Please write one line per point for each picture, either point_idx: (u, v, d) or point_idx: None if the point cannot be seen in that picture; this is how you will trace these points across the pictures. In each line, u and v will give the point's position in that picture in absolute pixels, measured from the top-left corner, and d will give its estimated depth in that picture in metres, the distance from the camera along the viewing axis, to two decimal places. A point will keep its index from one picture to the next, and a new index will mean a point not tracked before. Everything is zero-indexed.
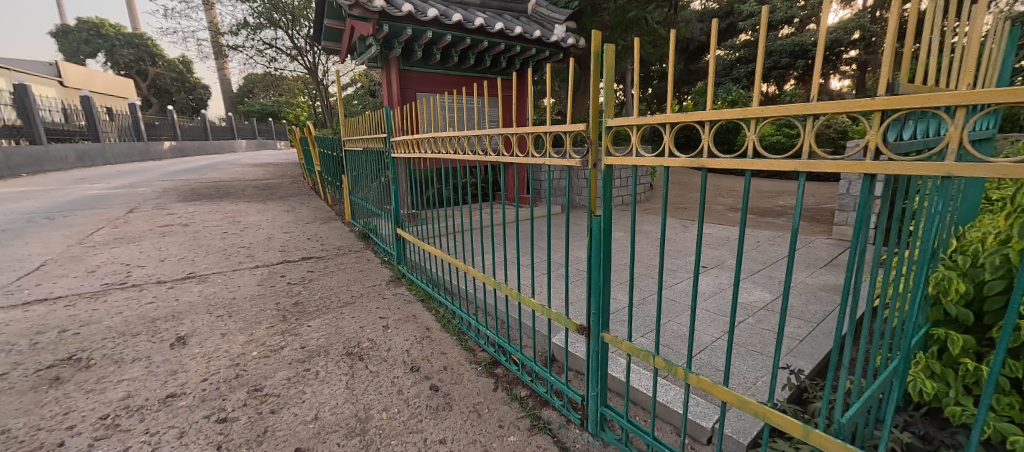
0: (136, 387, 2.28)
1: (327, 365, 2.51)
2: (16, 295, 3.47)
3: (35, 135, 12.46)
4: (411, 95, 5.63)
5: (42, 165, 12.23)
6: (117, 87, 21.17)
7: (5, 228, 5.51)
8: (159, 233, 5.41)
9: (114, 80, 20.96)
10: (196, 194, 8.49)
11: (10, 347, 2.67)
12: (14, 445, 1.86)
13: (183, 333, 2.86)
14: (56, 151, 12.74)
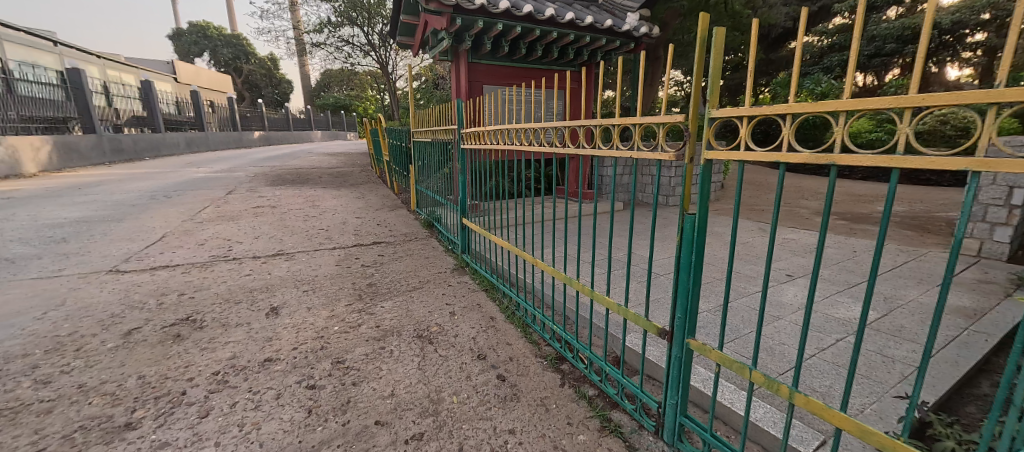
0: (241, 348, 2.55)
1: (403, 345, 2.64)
2: (145, 260, 4.03)
3: (155, 124, 14.44)
4: (478, 88, 5.68)
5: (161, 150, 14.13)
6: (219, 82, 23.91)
7: (134, 203, 6.43)
8: (253, 213, 6.00)
9: (216, 76, 23.57)
10: (282, 179, 9.32)
11: (142, 305, 3.09)
12: (150, 389, 2.16)
13: (275, 304, 3.15)
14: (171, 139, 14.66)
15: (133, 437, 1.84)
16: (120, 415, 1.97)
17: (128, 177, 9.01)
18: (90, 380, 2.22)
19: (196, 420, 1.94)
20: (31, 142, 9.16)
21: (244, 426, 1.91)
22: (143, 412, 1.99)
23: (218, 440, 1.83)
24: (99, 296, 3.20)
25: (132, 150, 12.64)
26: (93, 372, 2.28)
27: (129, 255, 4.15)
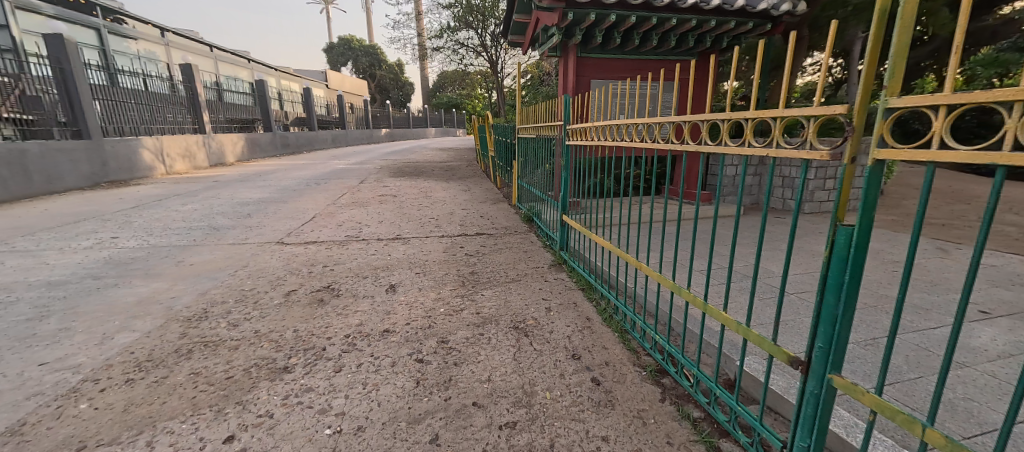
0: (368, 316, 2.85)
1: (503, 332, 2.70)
2: (302, 235, 4.77)
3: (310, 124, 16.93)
4: (585, 83, 5.52)
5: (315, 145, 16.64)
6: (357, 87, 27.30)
7: (293, 188, 7.67)
8: (379, 201, 6.68)
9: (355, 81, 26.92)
10: (401, 171, 10.28)
11: (297, 272, 3.63)
12: (301, 342, 2.52)
13: (393, 282, 3.47)
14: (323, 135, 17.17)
15: (288, 379, 2.16)
16: (279, 359, 2.33)
17: (290, 167, 10.76)
18: (261, 328, 2.67)
19: (331, 373, 2.22)
20: (230, 138, 11.45)
21: (366, 386, 2.13)
22: (296, 359, 2.34)
23: (347, 393, 2.07)
24: (269, 262, 3.83)
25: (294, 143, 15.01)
26: (264, 322, 2.75)
27: (291, 230, 4.95)
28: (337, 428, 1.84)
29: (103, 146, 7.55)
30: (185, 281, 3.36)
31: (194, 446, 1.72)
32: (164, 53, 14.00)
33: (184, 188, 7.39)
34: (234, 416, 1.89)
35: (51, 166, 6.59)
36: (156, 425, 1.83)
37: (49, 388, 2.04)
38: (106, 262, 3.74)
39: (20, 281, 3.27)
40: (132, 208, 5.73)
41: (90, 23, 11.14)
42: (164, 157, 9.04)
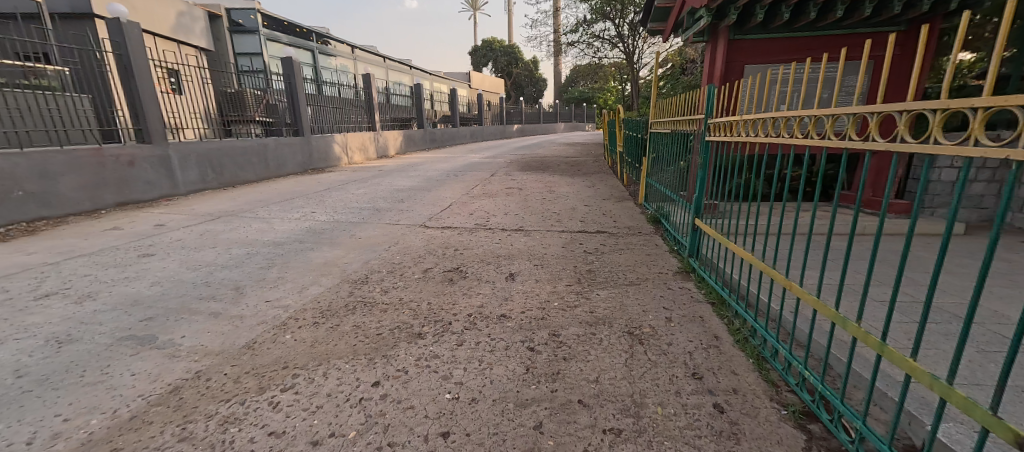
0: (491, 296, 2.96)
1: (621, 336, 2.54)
2: (439, 219, 5.17)
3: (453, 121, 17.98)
4: (737, 69, 4.88)
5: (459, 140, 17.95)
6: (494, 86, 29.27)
7: (433, 177, 8.44)
8: (507, 194, 6.82)
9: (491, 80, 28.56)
10: (529, 165, 10.54)
11: (434, 253, 3.85)
12: (434, 314, 2.72)
13: (512, 271, 3.54)
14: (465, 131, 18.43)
15: (421, 343, 2.36)
16: (415, 325, 2.56)
17: (435, 159, 11.80)
18: (403, 297, 2.94)
19: (454, 345, 2.36)
20: (393, 135, 13.02)
21: (483, 363, 2.21)
22: (427, 328, 2.54)
23: (466, 366, 2.17)
24: (414, 242, 4.15)
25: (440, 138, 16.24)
26: (406, 291, 3.02)
27: (435, 215, 5.32)
28: (457, 396, 1.94)
29: (312, 142, 9.37)
30: (356, 251, 3.89)
31: (351, 385, 1.99)
32: (352, 66, 16.58)
33: (358, 175, 8.74)
34: (380, 366, 2.14)
35: (278, 156, 8.40)
36: (328, 361, 2.18)
37: (267, 321, 2.59)
38: (307, 230, 4.59)
39: (256, 240, 4.23)
40: (324, 190, 6.97)
41: (306, 46, 14.01)
42: (348, 150, 10.76)
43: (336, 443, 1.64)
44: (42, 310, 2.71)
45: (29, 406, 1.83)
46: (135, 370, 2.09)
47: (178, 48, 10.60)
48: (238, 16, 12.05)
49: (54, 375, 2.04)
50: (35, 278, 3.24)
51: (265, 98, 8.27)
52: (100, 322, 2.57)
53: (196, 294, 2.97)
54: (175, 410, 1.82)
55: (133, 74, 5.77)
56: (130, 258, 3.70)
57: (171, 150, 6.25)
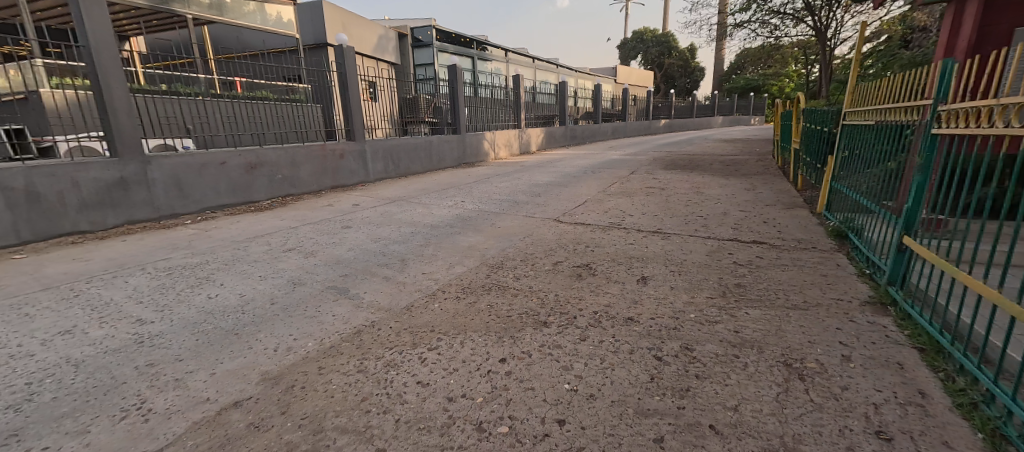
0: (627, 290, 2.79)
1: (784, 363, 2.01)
2: (572, 215, 5.05)
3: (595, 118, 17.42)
4: (1005, 32, 3.78)
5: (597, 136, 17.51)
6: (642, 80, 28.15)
7: (571, 174, 8.34)
8: (648, 193, 6.30)
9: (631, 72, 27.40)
10: (675, 164, 9.63)
11: (565, 247, 3.78)
12: (560, 305, 2.62)
13: (645, 275, 3.18)
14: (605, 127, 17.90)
15: (545, 332, 2.29)
16: (542, 313, 2.51)
17: (576, 156, 11.71)
18: (534, 285, 2.95)
19: (578, 339, 2.19)
20: (536, 132, 13.39)
21: (605, 362, 1.99)
22: (552, 317, 2.46)
23: (587, 361, 2.00)
24: (547, 235, 4.19)
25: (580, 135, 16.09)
26: (536, 281, 3.02)
27: (565, 211, 5.28)
28: (575, 387, 1.82)
29: (467, 139, 10.25)
30: (495, 238, 4.13)
31: (481, 357, 2.07)
32: (504, 69, 17.53)
33: (502, 170, 9.25)
34: (508, 346, 2.17)
35: (438, 152, 9.41)
36: (465, 332, 2.32)
37: (422, 289, 2.93)
38: (456, 217, 5.05)
39: (416, 222, 4.79)
40: (473, 183, 7.56)
41: (468, 53, 15.40)
42: (495, 146, 11.45)
43: (465, 405, 1.74)
44: (275, 261, 3.56)
45: (278, 325, 2.45)
46: (336, 312, 2.60)
47: (375, 63, 13.10)
48: (419, 33, 14.19)
49: (292, 306, 2.69)
50: (269, 237, 4.28)
51: (434, 102, 9.32)
52: (309, 273, 3.27)
53: (374, 261, 3.52)
54: (359, 346, 2.20)
55: (348, 85, 7.04)
56: (328, 228, 4.59)
57: (368, 146, 7.57)
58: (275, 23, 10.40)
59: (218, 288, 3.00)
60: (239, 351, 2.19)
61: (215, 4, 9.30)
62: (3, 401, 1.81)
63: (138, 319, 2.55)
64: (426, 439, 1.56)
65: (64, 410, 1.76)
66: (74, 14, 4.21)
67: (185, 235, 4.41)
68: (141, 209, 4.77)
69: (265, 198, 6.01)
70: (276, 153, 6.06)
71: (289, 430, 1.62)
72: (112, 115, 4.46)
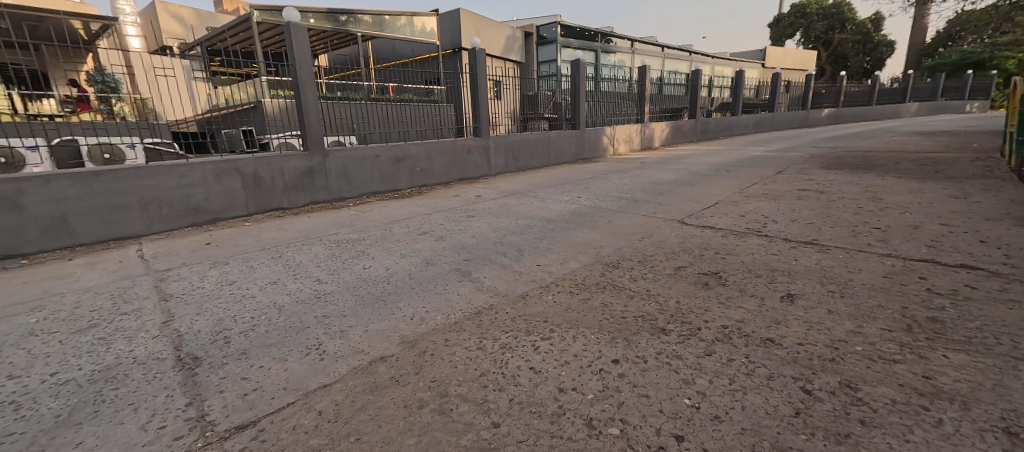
0: (767, 303, 2.46)
1: (1008, 420, 1.47)
2: (700, 218, 4.52)
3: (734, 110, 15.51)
4: None
5: (734, 130, 15.44)
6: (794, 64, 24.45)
7: (702, 172, 7.49)
8: (799, 194, 5.36)
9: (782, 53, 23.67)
10: (841, 163, 7.91)
11: (690, 252, 3.45)
12: (683, 313, 2.40)
13: (793, 292, 2.59)
14: (745, 119, 15.71)
15: (664, 340, 2.13)
16: (661, 319, 2.34)
17: (708, 152, 10.62)
18: (653, 288, 2.77)
19: (702, 353, 1.99)
20: (660, 126, 12.53)
21: (734, 383, 1.76)
22: (673, 325, 2.27)
23: (712, 379, 1.80)
24: (669, 237, 3.89)
25: (714, 129, 14.51)
26: (656, 285, 2.83)
27: (691, 212, 4.77)
28: (697, 404, 1.65)
29: (586, 134, 10.06)
30: (611, 236, 4.00)
31: (593, 354, 2.03)
32: (630, 60, 16.73)
33: (622, 167, 8.88)
34: (622, 347, 2.08)
35: (557, 148, 9.42)
36: (577, 328, 2.29)
37: (538, 280, 2.99)
38: (571, 212, 5.02)
39: (533, 216, 4.88)
40: (590, 179, 7.41)
41: (592, 46, 15.14)
42: (615, 141, 11.03)
43: (577, 398, 1.72)
44: (411, 242, 4.00)
45: (413, 297, 2.76)
46: (460, 292, 2.81)
47: (503, 63, 13.74)
48: (544, 31, 14.37)
49: (424, 282, 2.99)
50: (406, 221, 4.81)
51: (554, 98, 9.40)
52: (439, 255, 3.59)
53: (494, 249, 3.70)
54: (479, 326, 2.34)
55: (478, 85, 7.48)
56: (454, 216, 4.98)
57: (490, 142, 7.96)
58: (420, 33, 11.56)
59: (369, 261, 3.49)
60: (385, 315, 2.52)
61: (378, 21, 10.70)
62: (237, 327, 2.40)
63: (315, 279, 3.11)
64: (538, 424, 1.59)
65: (273, 341, 2.25)
66: (286, 40, 5.27)
67: (346, 215, 5.23)
68: (321, 193, 5.81)
69: (406, 187, 6.78)
70: (416, 148, 6.78)
71: (420, 389, 1.81)
72: (305, 119, 5.47)
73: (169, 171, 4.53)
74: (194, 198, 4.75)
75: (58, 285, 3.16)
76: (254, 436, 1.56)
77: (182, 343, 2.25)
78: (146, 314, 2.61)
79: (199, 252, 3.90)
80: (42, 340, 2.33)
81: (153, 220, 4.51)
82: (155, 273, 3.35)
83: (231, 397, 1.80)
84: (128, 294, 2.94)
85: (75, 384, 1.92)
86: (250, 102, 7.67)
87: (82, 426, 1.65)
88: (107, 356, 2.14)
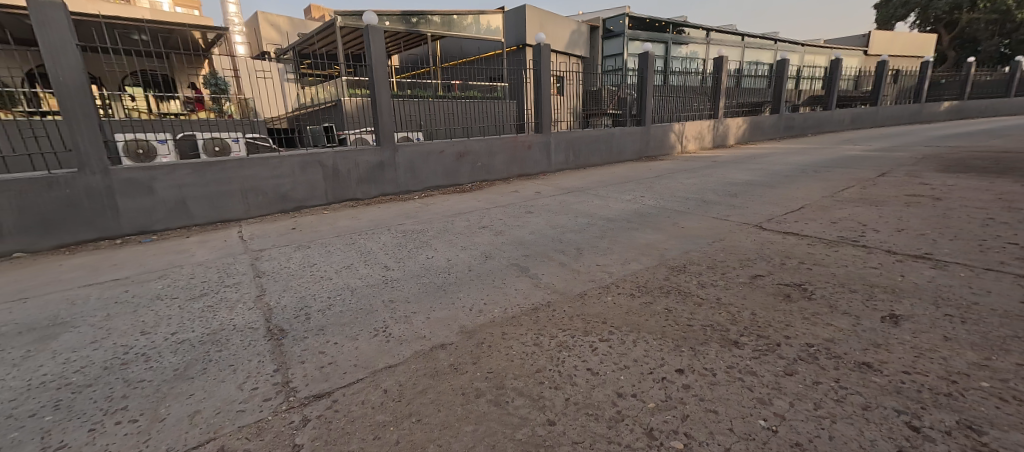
0: (863, 322, 2.19)
1: None
2: (781, 223, 4.12)
3: (828, 104, 13.89)
4: None
5: (826, 127, 13.90)
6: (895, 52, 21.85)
7: (786, 173, 6.83)
8: (905, 201, 4.67)
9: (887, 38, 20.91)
10: (964, 165, 6.78)
11: (768, 260, 3.17)
12: (758, 326, 2.21)
13: (896, 312, 2.27)
14: (840, 115, 14.08)
15: (736, 353, 1.97)
16: (733, 330, 2.17)
17: (793, 151, 9.65)
18: (723, 297, 2.57)
19: (781, 372, 1.81)
20: (736, 122, 11.61)
21: (820, 409, 1.58)
22: (748, 339, 2.09)
23: (792, 401, 1.63)
24: (743, 242, 3.60)
25: (800, 126, 13.14)
26: (727, 293, 2.63)
27: (770, 217, 4.38)
28: (773, 427, 1.50)
29: (651, 131, 9.62)
30: (677, 239, 3.78)
31: (656, 361, 1.93)
32: (704, 51, 15.67)
33: (691, 165, 8.37)
34: (688, 357, 1.96)
35: (621, 144, 9.10)
36: (638, 332, 2.19)
37: (597, 280, 2.91)
38: (634, 212, 4.82)
39: (593, 214, 4.76)
40: (655, 177, 7.07)
41: (662, 38, 14.41)
42: (683, 138, 10.41)
43: (637, 405, 1.65)
44: (472, 235, 4.08)
45: (472, 288, 2.82)
46: (517, 287, 2.82)
47: (567, 58, 13.56)
48: (611, 24, 13.90)
49: (483, 275, 3.04)
50: (467, 215, 4.92)
51: (618, 93, 9.08)
52: (498, 249, 3.63)
53: (552, 246, 3.66)
54: (536, 322, 2.33)
55: (542, 81, 7.42)
56: (514, 211, 5.01)
57: (553, 138, 7.88)
58: (485, 31, 11.77)
59: (432, 251, 3.62)
60: (445, 304, 2.59)
61: (446, 21, 11.09)
62: (316, 305, 2.61)
63: (383, 265, 3.29)
64: (594, 426, 1.55)
65: (346, 320, 2.41)
66: (366, 44, 5.55)
67: (412, 207, 5.47)
68: (391, 185, 6.12)
69: (468, 181, 6.94)
70: (479, 143, 6.90)
71: (478, 379, 1.84)
72: (379, 115, 5.78)
73: (265, 162, 5.04)
74: (284, 186, 5.24)
75: (177, 258, 3.65)
76: (328, 406, 1.68)
77: (272, 315, 2.48)
78: (243, 288, 2.92)
79: (286, 235, 4.29)
80: (165, 304, 2.69)
81: (251, 205, 5.05)
82: (251, 252, 3.74)
83: (311, 368, 1.95)
84: (230, 269, 3.32)
85: (189, 344, 2.20)
86: (332, 100, 8.32)
87: (194, 381, 1.88)
88: (213, 322, 2.43)
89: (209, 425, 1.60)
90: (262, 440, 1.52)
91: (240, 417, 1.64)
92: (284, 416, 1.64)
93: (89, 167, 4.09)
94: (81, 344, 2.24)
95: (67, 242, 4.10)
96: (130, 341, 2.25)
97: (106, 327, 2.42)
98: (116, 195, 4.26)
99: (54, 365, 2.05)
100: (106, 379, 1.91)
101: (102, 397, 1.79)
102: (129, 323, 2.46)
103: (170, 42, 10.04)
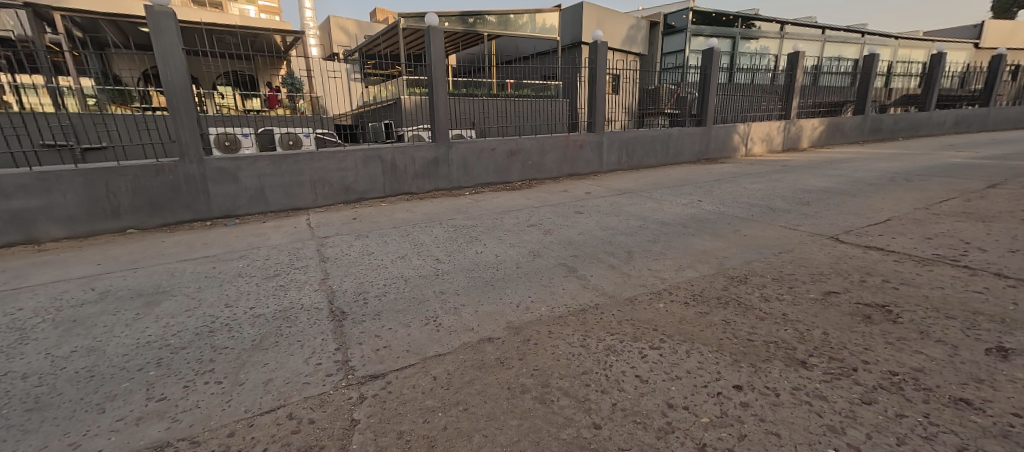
0: (961, 353, 1.94)
1: None
2: (862, 237, 3.74)
3: (925, 103, 12.32)
4: None
5: (919, 130, 12.37)
6: (1013, 45, 19.21)
7: (873, 181, 6.17)
8: (1021, 218, 4.05)
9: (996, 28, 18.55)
10: None
11: (845, 276, 2.89)
12: (827, 347, 2.03)
13: (1005, 345, 1.99)
14: (938, 117, 12.47)
15: (803, 374, 1.82)
16: (800, 349, 2.01)
17: (879, 156, 8.74)
18: (790, 313, 2.38)
19: (856, 399, 1.66)
20: (812, 123, 10.67)
21: (903, 444, 1.43)
22: (818, 360, 1.93)
23: (870, 433, 1.49)
24: (815, 255, 3.31)
25: (890, 129, 11.81)
26: (795, 309, 2.43)
27: (849, 228, 3.99)
28: None
29: (713, 131, 9.07)
30: (738, 247, 3.56)
31: (711, 375, 1.83)
32: (777, 46, 14.51)
33: (756, 169, 7.84)
34: (747, 373, 1.84)
35: (679, 145, 8.69)
36: (692, 342, 2.09)
37: (648, 285, 2.82)
38: (691, 217, 4.59)
39: (648, 217, 4.61)
40: (715, 181, 6.71)
41: (729, 33, 13.58)
42: (749, 140, 9.75)
43: (687, 418, 1.58)
44: (521, 233, 4.10)
45: (519, 285, 2.84)
46: (565, 286, 2.80)
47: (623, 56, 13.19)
48: (672, 19, 13.28)
49: (532, 273, 3.05)
50: (517, 213, 4.94)
51: (678, 91, 8.67)
52: (547, 248, 3.62)
53: (601, 248, 3.60)
54: (584, 323, 2.30)
55: (597, 80, 7.23)
56: (563, 211, 4.97)
57: (606, 137, 7.68)
58: (541, 29, 11.70)
59: (482, 246, 3.69)
60: (493, 299, 2.64)
61: (503, 21, 11.16)
62: (372, 292, 2.75)
63: (435, 258, 3.40)
64: (641, 435, 1.50)
65: (400, 307, 2.53)
66: (426, 42, 5.67)
67: (464, 203, 5.59)
68: (444, 181, 6.30)
69: (518, 179, 6.96)
70: (531, 142, 6.90)
71: (524, 375, 1.85)
72: (435, 114, 5.96)
73: (333, 155, 5.38)
74: (348, 179, 5.57)
75: (256, 240, 4.01)
76: (383, 386, 1.78)
77: (334, 298, 2.66)
78: (311, 271, 3.14)
79: (348, 225, 4.56)
80: (245, 281, 2.98)
81: (318, 195, 5.42)
82: (318, 239, 4.02)
83: (367, 349, 2.07)
84: (300, 253, 3.59)
85: (264, 318, 2.42)
86: (393, 98, 8.71)
87: (269, 352, 2.07)
88: (285, 299, 2.66)
89: (279, 393, 1.75)
90: (324, 411, 1.64)
91: (306, 389, 1.77)
92: (343, 392, 1.75)
93: (188, 157, 4.60)
94: (178, 311, 2.53)
95: (169, 222, 4.64)
96: (216, 311, 2.51)
97: (198, 297, 2.72)
98: (208, 182, 4.74)
99: (156, 327, 2.34)
100: (197, 344, 2.15)
101: (194, 359, 2.02)
102: (215, 295, 2.74)
103: (255, 45, 11.02)
